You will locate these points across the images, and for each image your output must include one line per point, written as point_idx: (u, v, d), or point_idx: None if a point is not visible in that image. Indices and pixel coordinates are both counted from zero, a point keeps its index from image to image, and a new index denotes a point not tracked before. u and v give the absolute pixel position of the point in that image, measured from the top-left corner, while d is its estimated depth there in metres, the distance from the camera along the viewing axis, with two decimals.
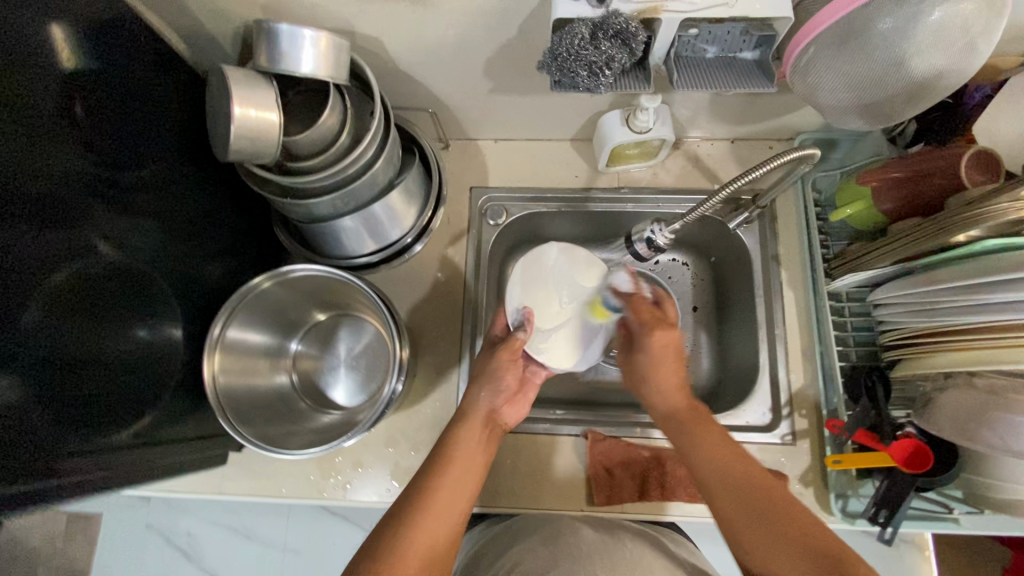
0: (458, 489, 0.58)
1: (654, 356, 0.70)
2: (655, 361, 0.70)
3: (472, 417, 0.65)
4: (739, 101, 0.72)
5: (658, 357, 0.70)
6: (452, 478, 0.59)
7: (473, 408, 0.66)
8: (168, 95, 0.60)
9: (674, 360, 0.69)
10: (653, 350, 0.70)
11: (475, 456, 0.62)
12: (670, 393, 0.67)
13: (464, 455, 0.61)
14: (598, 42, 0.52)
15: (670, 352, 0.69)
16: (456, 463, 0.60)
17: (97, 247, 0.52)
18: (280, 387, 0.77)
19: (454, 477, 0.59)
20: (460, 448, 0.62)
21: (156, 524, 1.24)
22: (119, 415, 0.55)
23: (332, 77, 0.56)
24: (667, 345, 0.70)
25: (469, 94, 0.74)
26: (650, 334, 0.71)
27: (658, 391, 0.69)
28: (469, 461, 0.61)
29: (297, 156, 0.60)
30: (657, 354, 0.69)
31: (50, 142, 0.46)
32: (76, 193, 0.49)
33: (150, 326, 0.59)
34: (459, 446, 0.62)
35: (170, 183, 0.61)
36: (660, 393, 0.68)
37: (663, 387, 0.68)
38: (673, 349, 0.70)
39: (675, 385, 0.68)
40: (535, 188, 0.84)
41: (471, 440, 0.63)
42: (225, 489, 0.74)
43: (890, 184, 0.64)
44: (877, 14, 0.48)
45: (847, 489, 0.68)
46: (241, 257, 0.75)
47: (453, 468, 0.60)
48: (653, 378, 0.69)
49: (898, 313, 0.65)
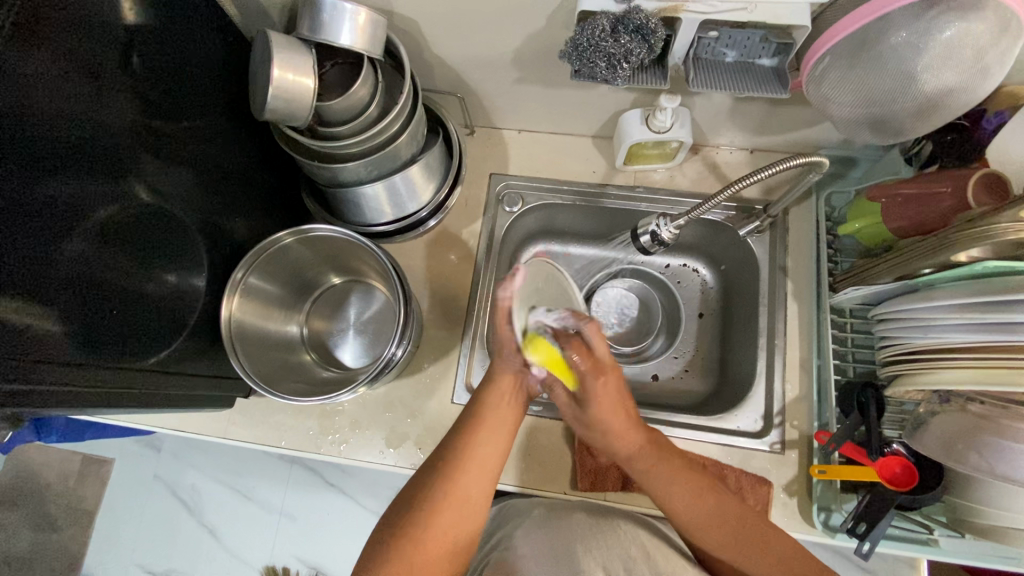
0: (470, 497, 0.58)
1: (600, 408, 0.61)
2: (603, 411, 0.61)
3: (492, 409, 0.62)
4: (758, 110, 0.74)
5: (605, 405, 0.61)
6: (468, 486, 0.58)
7: (501, 378, 0.63)
8: (216, 57, 0.65)
9: (621, 403, 0.62)
10: (602, 398, 0.61)
11: (491, 460, 0.60)
12: (624, 441, 0.62)
13: (479, 460, 0.59)
14: (618, 36, 0.55)
15: (617, 395, 0.61)
16: (472, 470, 0.59)
17: (137, 191, 0.56)
18: (291, 339, 0.83)
19: (468, 484, 0.58)
20: (476, 451, 0.60)
21: (162, 475, 1.31)
22: (144, 346, 0.59)
23: (368, 51, 0.60)
24: (615, 390, 0.61)
25: (497, 82, 0.78)
26: (595, 380, 0.61)
27: (619, 439, 0.62)
28: (483, 468, 0.59)
29: (328, 123, 0.64)
30: (603, 403, 0.61)
31: (109, 90, 0.51)
32: (125, 138, 0.54)
33: (176, 271, 0.63)
34: (474, 450, 0.60)
35: (210, 139, 0.65)
36: (615, 440, 0.62)
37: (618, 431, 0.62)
38: (617, 392, 0.62)
39: (628, 430, 0.62)
40: (553, 180, 0.87)
41: (489, 440, 0.61)
42: (231, 434, 0.78)
43: (899, 201, 0.66)
44: (890, 28, 0.50)
45: (831, 502, 0.67)
46: (268, 216, 0.80)
47: (467, 476, 0.58)
48: (606, 429, 0.62)
49: (899, 329, 0.65)
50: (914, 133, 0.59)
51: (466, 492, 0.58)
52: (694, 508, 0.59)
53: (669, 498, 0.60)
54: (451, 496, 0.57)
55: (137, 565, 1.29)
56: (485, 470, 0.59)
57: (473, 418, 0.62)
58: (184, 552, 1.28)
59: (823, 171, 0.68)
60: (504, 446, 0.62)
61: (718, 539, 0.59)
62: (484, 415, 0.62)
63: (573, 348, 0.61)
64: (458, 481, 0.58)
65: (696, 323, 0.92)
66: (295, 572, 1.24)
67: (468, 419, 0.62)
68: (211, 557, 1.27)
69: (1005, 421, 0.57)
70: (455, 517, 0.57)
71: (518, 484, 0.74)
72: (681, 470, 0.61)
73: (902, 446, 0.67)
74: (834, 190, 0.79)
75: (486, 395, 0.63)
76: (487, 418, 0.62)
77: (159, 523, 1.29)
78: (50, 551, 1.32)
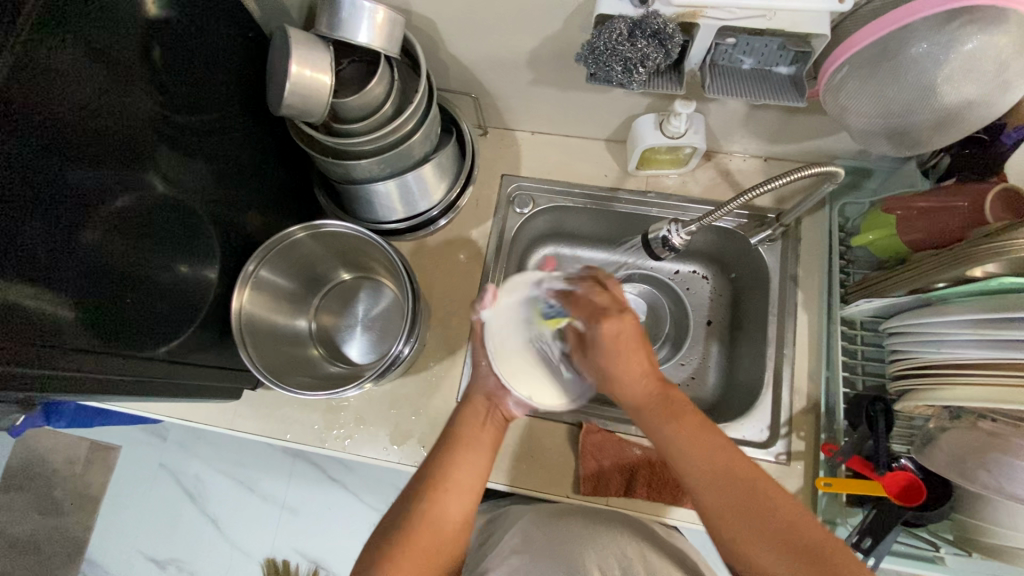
0: (449, 518, 0.57)
1: (608, 353, 0.57)
2: (611, 353, 0.57)
3: (471, 430, 0.64)
4: (774, 118, 0.73)
5: (613, 349, 0.57)
6: (447, 507, 0.58)
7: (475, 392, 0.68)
8: (235, 51, 0.65)
9: (635, 347, 0.58)
10: (610, 342, 0.57)
11: (471, 478, 0.61)
12: (632, 382, 0.59)
13: (459, 478, 0.60)
14: (635, 40, 0.55)
15: (627, 341, 0.56)
16: (451, 488, 0.59)
17: (153, 182, 0.57)
18: (299, 333, 0.83)
19: (447, 504, 0.58)
20: (456, 470, 0.60)
21: (168, 464, 1.32)
22: (155, 335, 0.60)
23: (385, 49, 0.60)
24: (624, 335, 0.56)
25: (512, 83, 0.78)
26: (599, 327, 0.56)
27: (627, 385, 0.59)
28: (462, 487, 0.59)
29: (343, 120, 0.64)
30: (613, 348, 0.57)
31: (129, 82, 0.52)
32: (143, 130, 0.55)
33: (190, 262, 0.64)
34: (453, 468, 0.60)
35: (227, 132, 0.66)
36: (624, 384, 0.59)
37: (630, 376, 0.58)
38: (627, 336, 0.56)
39: (637, 374, 0.58)
40: (564, 182, 0.87)
41: (473, 449, 0.63)
42: (237, 425, 0.79)
43: (915, 214, 0.65)
44: (911, 39, 0.49)
45: (836, 516, 0.67)
46: (281, 210, 0.80)
47: (452, 477, 0.60)
48: (614, 373, 0.59)
49: (911, 343, 0.64)
50: (932, 146, 0.59)
51: (444, 513, 0.57)
52: (701, 464, 0.53)
53: (682, 451, 0.54)
54: (427, 517, 0.57)
55: (141, 552, 1.30)
56: (465, 489, 0.60)
57: (452, 440, 0.63)
58: (186, 541, 1.29)
59: (838, 181, 0.67)
60: (484, 465, 0.62)
61: (722, 501, 0.52)
62: (462, 437, 0.63)
63: (575, 305, 0.59)
64: (445, 480, 0.59)
65: (704, 330, 0.92)
66: (295, 565, 1.24)
67: (447, 442, 0.63)
68: (213, 546, 1.28)
69: (1016, 439, 0.57)
70: (439, 513, 0.57)
71: (520, 486, 0.74)
72: (691, 429, 0.55)
73: (911, 463, 0.66)
74: (849, 201, 0.78)
75: (464, 420, 0.65)
76: (466, 439, 0.63)
77: (162, 511, 1.30)
78: (55, 536, 1.34)
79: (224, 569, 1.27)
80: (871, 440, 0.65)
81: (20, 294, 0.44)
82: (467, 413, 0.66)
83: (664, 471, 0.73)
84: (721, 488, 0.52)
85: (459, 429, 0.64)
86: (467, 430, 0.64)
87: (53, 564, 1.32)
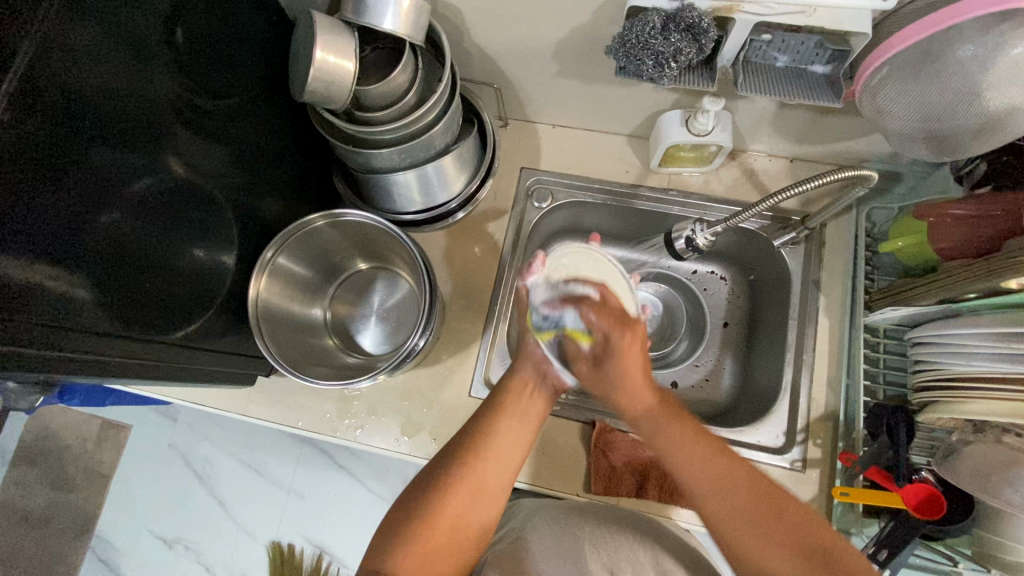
0: (486, 487, 0.58)
1: (618, 364, 0.59)
2: (623, 365, 0.59)
3: (514, 400, 0.65)
4: (803, 118, 0.72)
5: (624, 363, 0.59)
6: (486, 475, 0.59)
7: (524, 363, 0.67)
8: (257, 33, 0.64)
9: (641, 360, 0.59)
10: (624, 355, 0.58)
11: (511, 451, 0.62)
12: (637, 394, 0.60)
13: (498, 450, 0.61)
14: (668, 33, 0.54)
15: (637, 353, 0.59)
16: (490, 458, 0.60)
17: (171, 164, 0.56)
18: (314, 322, 0.83)
19: (487, 475, 0.59)
20: (496, 440, 0.61)
21: (178, 444, 1.33)
22: (169, 319, 0.59)
23: (410, 37, 0.59)
24: (638, 345, 0.58)
25: (536, 74, 0.76)
26: (620, 337, 0.57)
27: (630, 396, 0.61)
28: (502, 459, 0.60)
29: (363, 107, 0.63)
30: (626, 361, 0.59)
31: (150, 62, 0.51)
32: (163, 111, 0.54)
33: (207, 246, 0.64)
34: (494, 439, 0.61)
35: (248, 117, 0.65)
36: (629, 396, 0.61)
37: (632, 389, 0.60)
38: (638, 347, 0.58)
39: (645, 385, 0.60)
40: (584, 177, 0.86)
41: (514, 430, 0.63)
42: (248, 412, 0.79)
43: (947, 222, 0.63)
44: (957, 40, 0.47)
45: (851, 526, 0.66)
46: (300, 197, 0.80)
47: (493, 457, 0.60)
48: (622, 386, 0.60)
49: (934, 355, 0.63)
50: (971, 152, 0.57)
51: (481, 482, 0.58)
52: (707, 477, 0.54)
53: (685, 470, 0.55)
54: (464, 484, 0.58)
55: (150, 530, 1.32)
56: (504, 460, 0.60)
57: (494, 411, 0.64)
58: (194, 521, 1.30)
59: (870, 185, 0.66)
60: (524, 438, 0.63)
61: (732, 512, 0.53)
62: (505, 409, 0.64)
63: (593, 312, 0.57)
64: (488, 453, 0.60)
65: (720, 332, 0.91)
66: (300, 549, 1.25)
67: (489, 412, 0.64)
68: (221, 527, 1.29)
69: None
70: (476, 486, 0.58)
71: (532, 482, 0.74)
72: (687, 436, 0.57)
73: (932, 476, 0.64)
74: (876, 205, 0.77)
75: (509, 392, 0.66)
76: (511, 411, 0.64)
77: (171, 492, 1.32)
78: (67, 510, 1.35)
79: (231, 550, 1.28)
80: (890, 450, 0.64)
81: (37, 272, 0.44)
82: (514, 385, 0.67)
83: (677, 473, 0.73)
84: (721, 488, 0.54)
85: (503, 401, 0.65)
86: (511, 402, 0.65)
87: (65, 538, 1.34)
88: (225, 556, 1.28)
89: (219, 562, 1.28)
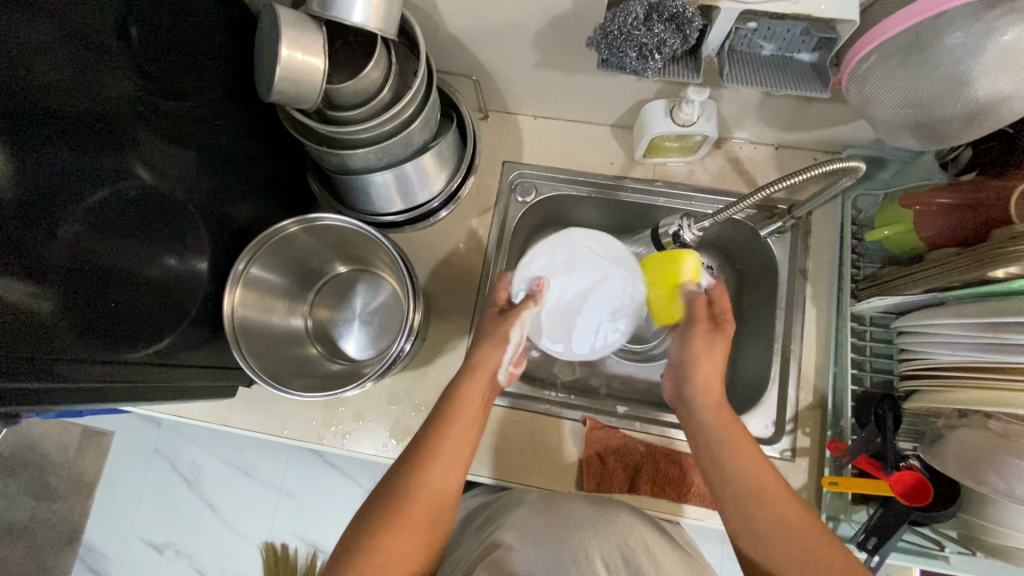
0: (442, 491, 0.57)
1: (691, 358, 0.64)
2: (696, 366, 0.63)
3: (465, 401, 0.62)
4: (788, 105, 0.70)
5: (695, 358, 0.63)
6: (437, 481, 0.57)
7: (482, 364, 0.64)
8: (221, 30, 0.61)
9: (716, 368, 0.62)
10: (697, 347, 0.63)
11: (462, 452, 0.59)
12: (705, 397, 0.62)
13: (451, 453, 0.59)
14: (651, 24, 0.52)
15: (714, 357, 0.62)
16: (444, 461, 0.58)
17: (135, 171, 0.53)
18: (294, 329, 0.81)
19: (439, 478, 0.57)
20: (446, 445, 0.59)
21: (162, 450, 1.30)
22: (140, 334, 0.56)
23: (381, 30, 0.56)
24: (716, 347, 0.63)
25: (516, 65, 0.74)
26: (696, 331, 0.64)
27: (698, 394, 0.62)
28: (456, 460, 0.59)
29: (335, 105, 0.61)
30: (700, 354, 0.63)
31: (104, 62, 0.48)
32: (126, 116, 0.51)
33: (179, 255, 0.61)
34: (445, 446, 0.59)
35: (216, 119, 0.62)
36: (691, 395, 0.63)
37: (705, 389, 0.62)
38: (716, 351, 0.63)
39: (711, 393, 0.61)
40: (568, 170, 0.84)
41: (464, 431, 0.60)
42: (232, 421, 0.77)
43: (933, 210, 0.63)
44: (945, 29, 0.46)
45: (839, 513, 0.67)
46: (274, 200, 0.77)
47: (444, 464, 0.58)
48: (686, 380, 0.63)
49: (920, 343, 0.63)
50: (959, 141, 0.56)
51: (432, 489, 0.56)
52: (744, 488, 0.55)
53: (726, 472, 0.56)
54: (419, 489, 0.56)
55: (137, 538, 1.30)
56: (456, 462, 0.58)
57: (446, 413, 0.61)
58: (183, 525, 1.28)
59: (857, 176, 0.64)
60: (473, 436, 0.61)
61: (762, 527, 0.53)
62: (455, 411, 0.61)
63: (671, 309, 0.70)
64: (439, 457, 0.58)
65: None
66: (294, 549, 1.25)
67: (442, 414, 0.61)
68: (211, 531, 1.28)
69: None
70: (430, 494, 0.56)
71: (524, 483, 0.74)
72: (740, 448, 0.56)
73: (919, 461, 0.65)
74: (861, 193, 0.76)
75: (461, 388, 0.63)
76: (461, 411, 0.62)
77: (156, 498, 1.29)
78: (51, 521, 1.32)
79: (223, 553, 1.27)
80: (879, 438, 0.64)
81: None
82: (467, 383, 0.64)
83: (668, 468, 0.73)
84: (751, 495, 0.54)
85: (456, 399, 0.62)
86: (462, 402, 0.62)
87: (50, 550, 1.32)
88: (217, 559, 1.27)
89: (212, 566, 1.27)
